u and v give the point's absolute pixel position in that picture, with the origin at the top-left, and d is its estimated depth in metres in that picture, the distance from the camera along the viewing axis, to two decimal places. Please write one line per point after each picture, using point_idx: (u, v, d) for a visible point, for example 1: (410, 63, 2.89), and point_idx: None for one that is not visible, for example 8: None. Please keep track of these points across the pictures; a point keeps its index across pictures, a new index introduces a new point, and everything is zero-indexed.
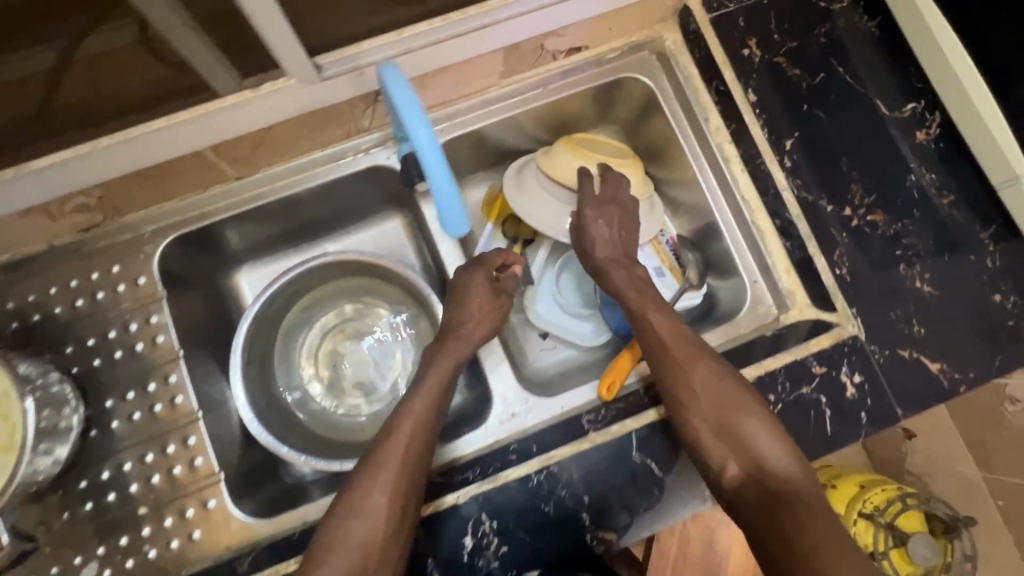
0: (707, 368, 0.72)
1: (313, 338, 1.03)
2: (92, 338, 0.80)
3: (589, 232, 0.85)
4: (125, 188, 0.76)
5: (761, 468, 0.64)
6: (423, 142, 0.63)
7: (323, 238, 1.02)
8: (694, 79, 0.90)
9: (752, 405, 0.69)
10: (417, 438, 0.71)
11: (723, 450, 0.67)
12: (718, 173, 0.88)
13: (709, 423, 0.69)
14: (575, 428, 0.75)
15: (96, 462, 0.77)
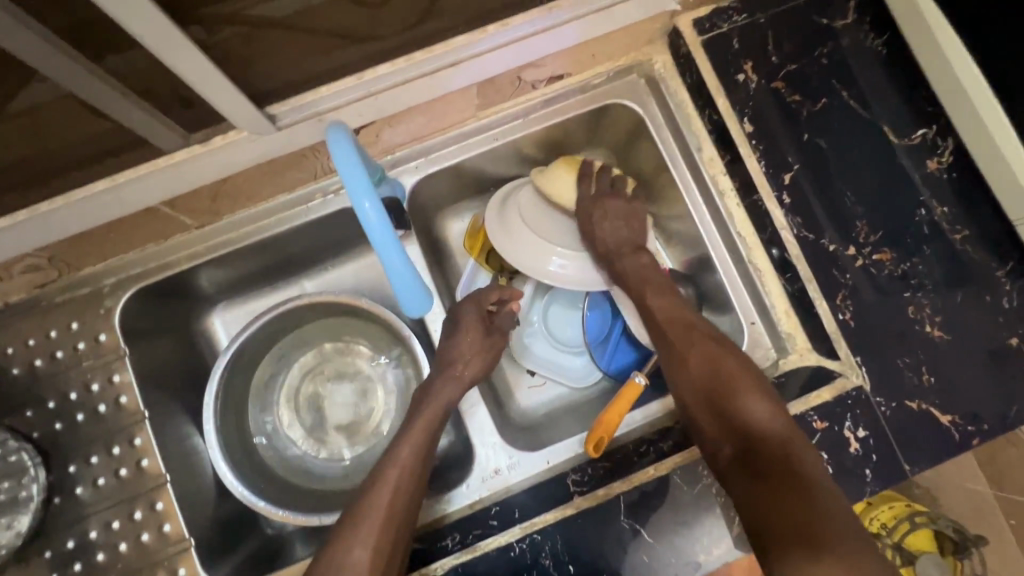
0: (705, 347, 0.74)
1: (294, 380, 0.99)
2: (54, 400, 0.77)
3: (595, 230, 0.83)
4: (87, 245, 0.76)
5: (755, 435, 0.65)
6: (369, 217, 0.57)
7: (300, 276, 0.96)
8: (685, 106, 0.83)
9: (751, 382, 0.69)
10: (405, 486, 0.69)
11: (718, 423, 0.68)
12: (712, 206, 0.82)
13: (705, 399, 0.70)
14: (559, 492, 0.71)
15: (60, 532, 0.74)
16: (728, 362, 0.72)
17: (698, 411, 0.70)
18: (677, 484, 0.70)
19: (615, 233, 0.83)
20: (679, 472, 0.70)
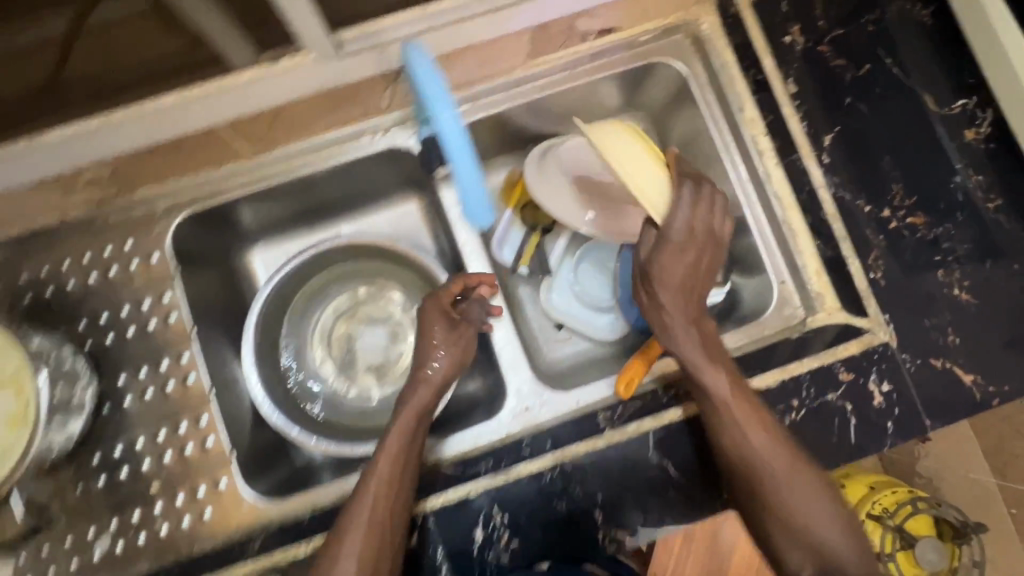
0: (769, 437, 0.67)
1: (327, 320, 1.01)
2: (104, 313, 0.79)
3: (659, 274, 0.71)
4: (153, 162, 0.81)
5: (828, 562, 0.64)
6: (446, 124, 0.71)
7: (337, 219, 1.00)
8: (730, 66, 0.84)
9: (814, 476, 0.66)
10: (383, 504, 0.67)
11: (787, 546, 0.66)
12: (750, 166, 0.84)
13: (775, 509, 0.66)
14: (591, 426, 0.74)
15: (107, 439, 0.76)
16: (788, 452, 0.67)
17: (766, 511, 0.67)
18: (705, 424, 0.73)
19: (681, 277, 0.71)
20: (708, 414, 0.73)
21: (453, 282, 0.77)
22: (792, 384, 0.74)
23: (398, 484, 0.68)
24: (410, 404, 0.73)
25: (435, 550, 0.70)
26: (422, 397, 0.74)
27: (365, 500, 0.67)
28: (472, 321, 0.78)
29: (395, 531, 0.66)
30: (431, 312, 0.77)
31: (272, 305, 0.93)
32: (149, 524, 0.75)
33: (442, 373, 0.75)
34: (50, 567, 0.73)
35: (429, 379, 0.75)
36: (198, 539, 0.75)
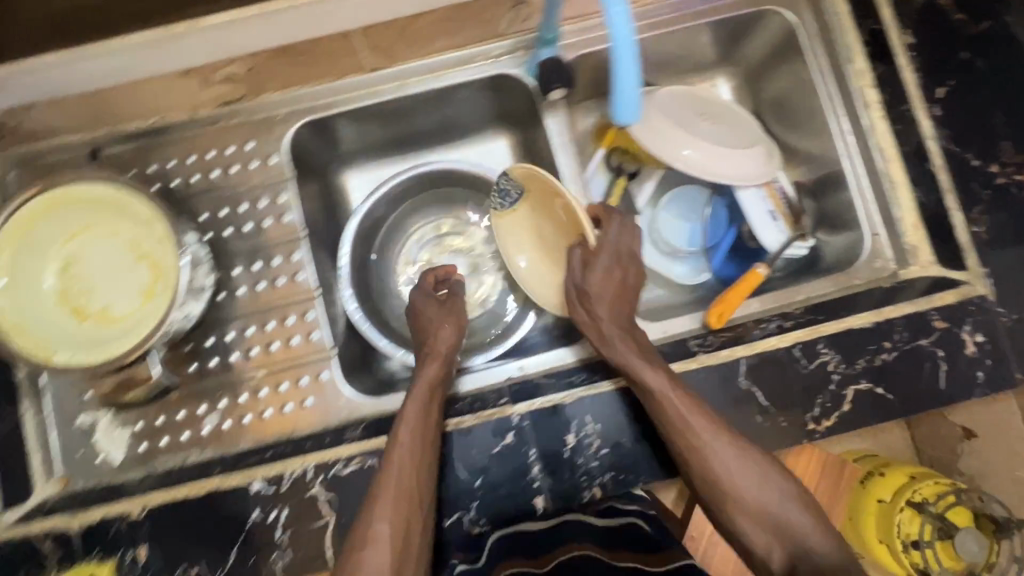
0: (721, 437, 0.66)
1: (412, 246, 1.03)
2: (225, 209, 0.83)
3: (585, 289, 0.75)
4: (277, 69, 0.83)
5: (807, 558, 0.60)
6: (614, 21, 0.50)
7: (429, 148, 1.01)
8: (844, 17, 0.85)
9: (773, 471, 0.65)
10: (409, 469, 0.66)
11: (764, 539, 0.63)
12: (854, 118, 0.85)
13: (742, 504, 0.64)
14: (683, 350, 0.77)
15: (221, 324, 0.81)
16: (738, 448, 0.66)
17: (736, 508, 0.64)
18: (796, 356, 0.74)
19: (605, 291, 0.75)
20: (800, 347, 0.74)
21: (426, 274, 0.84)
22: (886, 327, 0.75)
23: (423, 452, 0.67)
24: (425, 376, 0.73)
25: (529, 450, 0.72)
26: (436, 370, 0.74)
27: (393, 472, 0.66)
28: (460, 299, 0.83)
29: (427, 487, 0.67)
30: (422, 300, 0.82)
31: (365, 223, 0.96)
32: (255, 405, 0.80)
33: (448, 343, 0.77)
34: (164, 435, 0.79)
35: (439, 354, 0.75)
36: (298, 424, 0.79)
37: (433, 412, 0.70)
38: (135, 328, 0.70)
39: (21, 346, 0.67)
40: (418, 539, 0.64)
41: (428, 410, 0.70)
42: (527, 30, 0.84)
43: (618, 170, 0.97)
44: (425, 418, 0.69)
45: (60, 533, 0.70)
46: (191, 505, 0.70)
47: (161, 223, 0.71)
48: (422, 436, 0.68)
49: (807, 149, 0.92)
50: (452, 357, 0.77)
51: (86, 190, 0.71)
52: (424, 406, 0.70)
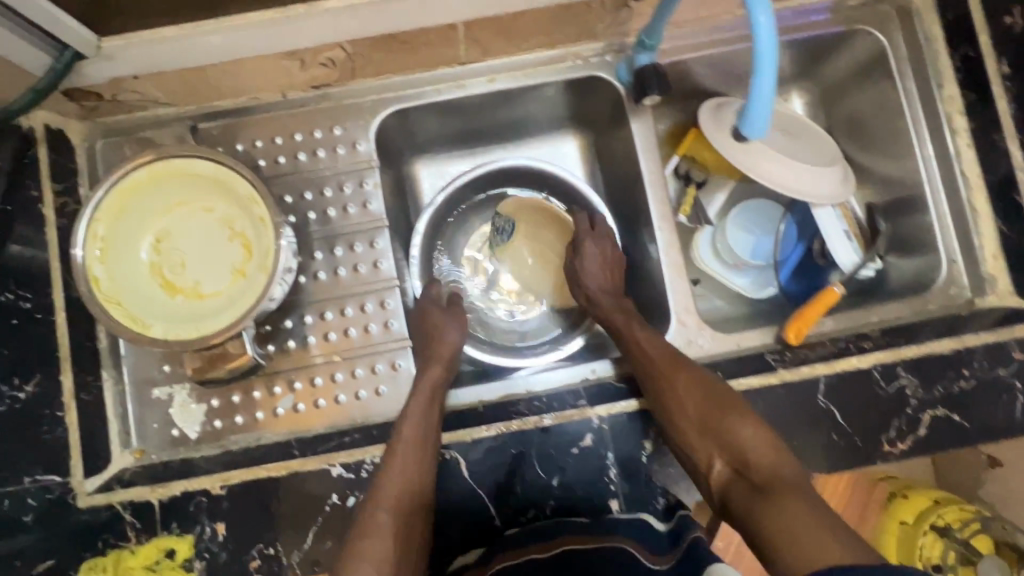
0: (679, 366, 0.72)
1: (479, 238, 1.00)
2: (309, 193, 0.84)
3: (581, 269, 0.88)
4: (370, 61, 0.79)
5: (748, 467, 0.63)
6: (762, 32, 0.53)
7: (497, 145, 1.01)
8: (937, 42, 0.85)
9: (720, 389, 0.70)
10: (411, 457, 0.69)
11: (707, 451, 0.67)
12: (939, 144, 0.85)
13: (692, 421, 0.68)
14: (762, 365, 0.77)
15: (299, 307, 0.82)
16: (691, 372, 0.71)
17: (685, 426, 0.68)
18: (875, 378, 0.75)
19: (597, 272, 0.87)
20: (879, 368, 0.75)
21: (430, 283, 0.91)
22: (965, 355, 0.76)
23: (423, 440, 0.70)
24: (426, 377, 0.76)
25: (607, 453, 0.73)
26: (438, 370, 0.77)
27: (396, 463, 0.68)
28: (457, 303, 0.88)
29: (424, 487, 0.68)
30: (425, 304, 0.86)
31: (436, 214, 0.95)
32: (329, 390, 0.81)
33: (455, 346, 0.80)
34: (238, 413, 0.79)
35: (441, 354, 0.78)
36: (372, 411, 0.80)
37: (434, 407, 0.73)
38: (230, 306, 0.70)
39: (118, 316, 0.66)
40: (419, 530, 0.66)
41: (428, 401, 0.74)
42: (620, 34, 0.84)
43: (688, 178, 0.98)
44: (426, 410, 0.73)
45: (141, 505, 0.70)
46: (270, 486, 0.71)
47: (262, 205, 0.70)
48: (418, 427, 0.71)
49: (883, 171, 0.92)
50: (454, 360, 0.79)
51: (187, 166, 0.70)
52: (428, 398, 0.74)
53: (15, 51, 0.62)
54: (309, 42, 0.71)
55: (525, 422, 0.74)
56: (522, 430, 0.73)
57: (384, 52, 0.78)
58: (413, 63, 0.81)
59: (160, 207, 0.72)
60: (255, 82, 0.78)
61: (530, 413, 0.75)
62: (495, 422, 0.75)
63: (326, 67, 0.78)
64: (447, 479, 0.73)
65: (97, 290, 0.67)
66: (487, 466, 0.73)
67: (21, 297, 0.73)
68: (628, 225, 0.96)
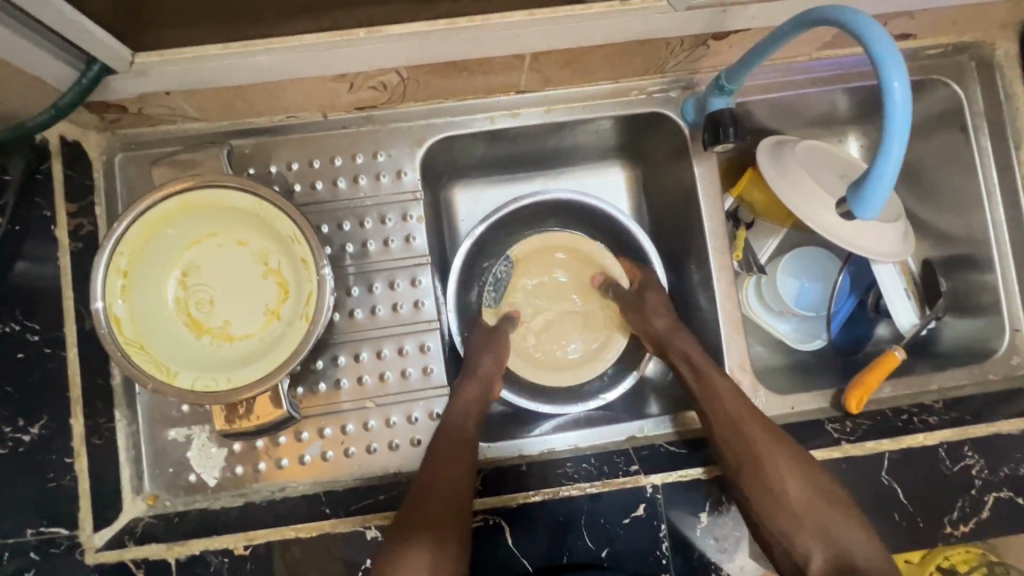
0: (779, 444, 0.68)
1: (503, 276, 0.91)
2: (348, 223, 0.77)
3: (649, 306, 0.83)
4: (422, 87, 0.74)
5: (856, 572, 0.60)
6: (896, 97, 0.50)
7: (543, 174, 0.94)
8: (1016, 100, 0.81)
9: (821, 475, 0.67)
10: (451, 469, 0.67)
11: (807, 545, 0.63)
12: (1011, 208, 0.82)
13: (790, 511, 0.64)
14: (824, 436, 0.73)
15: (332, 346, 0.76)
16: (788, 452, 0.68)
17: (783, 515, 0.64)
18: (941, 456, 0.71)
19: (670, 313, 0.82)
20: (946, 447, 0.71)
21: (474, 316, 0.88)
22: None
23: (461, 453, 0.69)
24: (464, 392, 0.75)
25: (660, 524, 0.69)
26: (477, 388, 0.76)
27: (439, 476, 0.66)
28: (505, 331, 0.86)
29: (466, 499, 0.66)
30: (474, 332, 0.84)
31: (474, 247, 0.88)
32: (361, 438, 0.75)
33: (491, 371, 0.78)
34: (261, 459, 0.74)
35: (481, 373, 0.77)
36: (407, 463, 0.75)
37: (472, 412, 0.73)
38: (266, 354, 0.64)
39: (142, 363, 0.61)
40: (452, 552, 0.62)
41: (467, 407, 0.73)
42: (690, 71, 0.79)
43: (739, 221, 0.92)
44: (462, 416, 0.72)
45: (156, 564, 0.65)
46: (299, 549, 0.65)
47: (305, 245, 0.63)
48: (456, 437, 0.70)
49: (946, 229, 0.88)
50: (494, 380, 0.78)
51: (223, 198, 0.64)
52: (467, 407, 0.73)
53: (39, 66, 0.55)
54: (363, 66, 0.64)
55: (574, 489, 0.69)
56: (570, 496, 0.69)
57: (440, 78, 0.71)
58: (469, 88, 0.75)
59: (189, 238, 0.66)
60: (296, 102, 0.71)
61: (580, 478, 0.70)
62: (542, 487, 0.70)
63: (375, 90, 0.71)
64: (490, 546, 0.68)
65: (119, 334, 0.60)
66: (533, 533, 0.68)
67: (28, 329, 0.65)
68: (677, 269, 0.91)
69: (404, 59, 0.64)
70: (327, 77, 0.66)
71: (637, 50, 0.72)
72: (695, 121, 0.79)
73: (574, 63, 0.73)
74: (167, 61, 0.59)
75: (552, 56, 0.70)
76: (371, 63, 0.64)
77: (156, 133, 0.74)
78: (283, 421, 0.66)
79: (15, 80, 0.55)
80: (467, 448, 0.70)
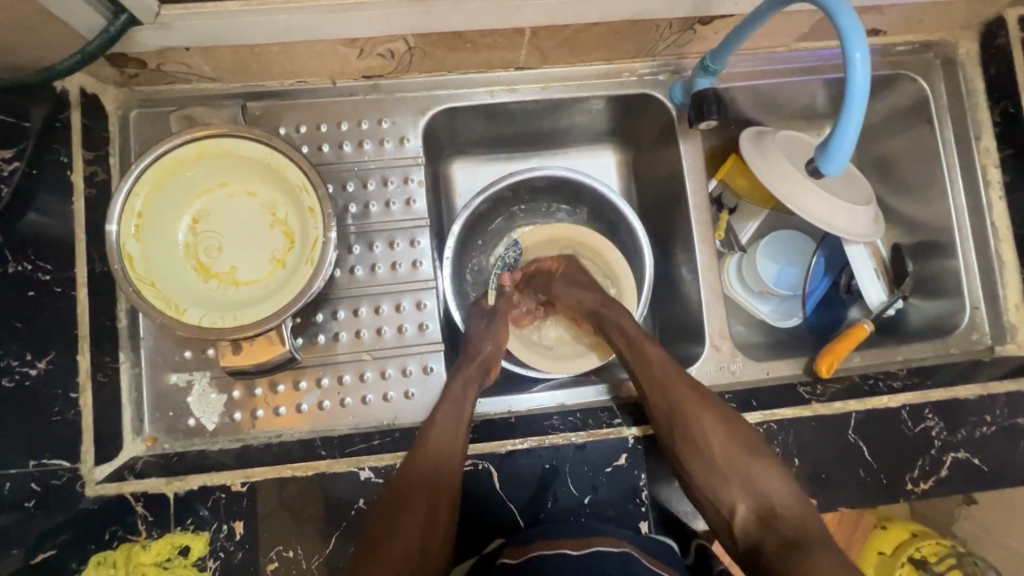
0: (704, 402, 0.72)
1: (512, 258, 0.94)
2: (352, 185, 0.82)
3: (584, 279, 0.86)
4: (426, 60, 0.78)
5: (775, 516, 0.65)
6: (856, 67, 0.58)
7: (538, 154, 0.98)
8: (977, 94, 0.87)
9: (745, 431, 0.71)
10: (445, 447, 0.69)
11: (731, 496, 0.67)
12: (972, 195, 0.88)
13: (716, 465, 0.68)
14: (797, 397, 0.78)
15: (331, 301, 0.80)
16: (714, 410, 0.71)
17: (709, 472, 0.68)
18: (903, 418, 0.76)
19: (588, 296, 0.84)
20: (908, 409, 0.76)
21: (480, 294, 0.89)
22: (988, 401, 0.78)
23: (456, 431, 0.71)
24: (464, 373, 0.77)
25: (640, 474, 0.73)
26: (476, 370, 0.78)
27: (431, 449, 0.68)
28: (504, 313, 0.85)
29: (453, 477, 0.67)
30: (471, 319, 0.85)
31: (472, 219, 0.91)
32: (357, 389, 0.79)
33: (491, 356, 0.80)
34: (260, 407, 0.78)
35: (481, 356, 0.79)
36: (400, 414, 0.79)
37: (470, 392, 0.75)
38: (270, 297, 0.68)
39: (152, 298, 0.64)
40: (444, 522, 0.66)
41: (466, 388, 0.75)
42: (676, 55, 0.84)
43: (721, 205, 0.97)
44: (462, 393, 0.74)
45: (155, 498, 0.67)
46: (295, 486, 0.68)
47: (314, 196, 0.68)
48: (454, 416, 0.72)
49: (912, 215, 0.95)
50: (493, 363, 0.80)
51: (237, 147, 0.68)
52: (463, 388, 0.75)
53: (68, 11, 0.58)
54: (372, 32, 0.69)
55: (559, 438, 0.73)
56: (555, 444, 0.72)
57: (442, 51, 0.76)
58: (470, 62, 0.80)
59: (201, 186, 0.70)
60: (306, 66, 0.75)
61: (565, 429, 0.74)
62: (529, 436, 0.73)
63: (382, 59, 0.76)
64: (479, 489, 0.71)
65: (131, 270, 0.64)
66: (519, 479, 0.71)
67: (39, 268, 0.67)
68: (662, 244, 0.95)
69: (409, 25, 0.68)
70: (336, 41, 0.70)
71: (629, 32, 0.77)
72: (681, 102, 0.84)
73: (570, 41, 0.78)
74: (189, 14, 0.63)
75: (548, 34, 0.76)
76: (378, 29, 0.68)
77: (171, 92, 0.77)
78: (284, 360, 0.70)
79: (46, 23, 0.59)
80: (459, 430, 0.71)
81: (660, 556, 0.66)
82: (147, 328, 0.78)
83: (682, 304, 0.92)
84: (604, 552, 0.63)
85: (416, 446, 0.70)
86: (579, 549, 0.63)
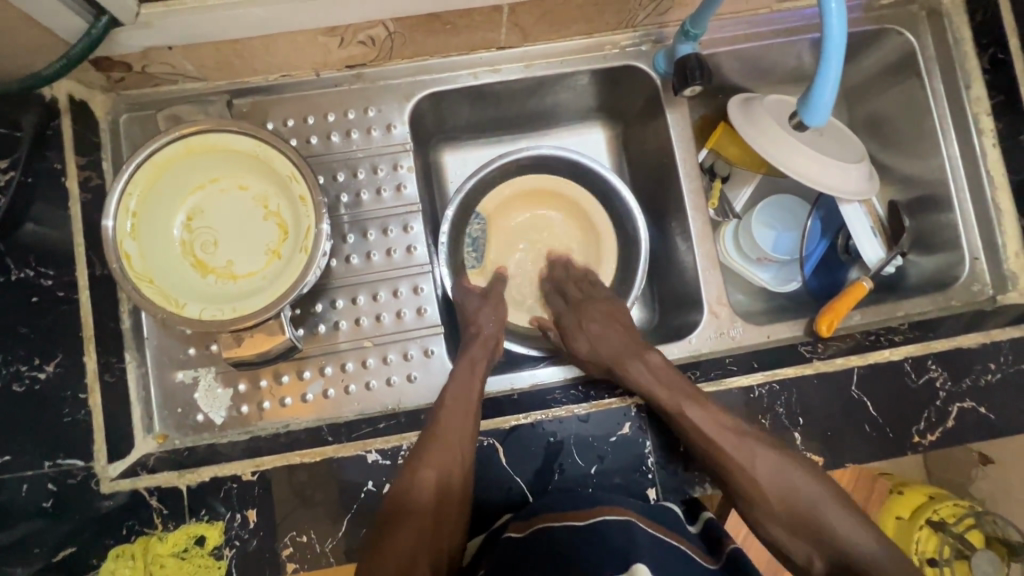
0: (755, 447, 0.70)
1: (479, 234, 0.92)
2: (342, 174, 0.83)
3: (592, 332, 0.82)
4: (405, 47, 0.78)
5: (847, 559, 0.64)
6: (832, 17, 0.58)
7: (525, 136, 0.98)
8: (964, 43, 0.86)
9: (810, 472, 0.68)
10: (459, 422, 0.70)
11: (805, 547, 0.67)
12: (965, 145, 0.87)
13: (780, 515, 0.68)
14: (799, 357, 0.78)
15: (329, 289, 0.82)
16: (766, 456, 0.69)
17: (773, 520, 0.69)
18: (906, 369, 0.76)
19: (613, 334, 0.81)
20: (911, 361, 0.76)
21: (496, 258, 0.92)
22: (992, 348, 0.77)
23: (466, 407, 0.72)
24: (468, 354, 0.78)
25: (645, 441, 0.73)
26: (480, 350, 0.79)
27: (445, 428, 0.69)
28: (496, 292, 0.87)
29: (466, 453, 0.68)
30: (467, 300, 0.84)
31: (464, 203, 0.91)
32: (360, 376, 0.81)
33: (492, 333, 0.81)
34: (265, 398, 0.79)
35: (483, 336, 0.80)
36: (404, 399, 0.80)
37: (478, 370, 0.77)
38: (267, 289, 0.69)
39: (151, 295, 0.66)
40: (459, 495, 0.67)
41: (473, 366, 0.76)
42: (658, 24, 0.84)
43: (712, 173, 0.95)
44: (470, 371, 0.76)
45: (168, 491, 0.68)
46: (304, 472, 0.69)
47: (303, 183, 0.69)
48: (463, 394, 0.73)
49: (905, 170, 0.94)
50: (497, 340, 0.81)
51: (226, 141, 0.70)
52: (469, 369, 0.76)
53: (46, 15, 0.59)
54: (352, 19, 0.69)
55: (563, 410, 0.73)
56: (560, 416, 0.73)
57: (424, 36, 0.77)
58: (452, 45, 0.80)
59: (193, 181, 0.72)
60: (287, 59, 0.76)
61: (568, 400, 0.75)
62: (531, 410, 0.74)
63: (364, 46, 0.76)
64: (488, 464, 0.72)
65: (129, 268, 0.66)
66: (525, 453, 0.72)
67: (41, 274, 0.69)
68: (655, 217, 0.95)
69: (386, 9, 0.68)
70: (315, 32, 0.71)
71: (607, 3, 0.77)
72: (665, 71, 0.84)
73: (550, 16, 0.78)
74: (169, 12, 0.63)
75: (529, 9, 0.75)
76: (355, 16, 0.69)
77: (157, 93, 0.78)
78: (285, 349, 0.72)
79: (27, 29, 0.60)
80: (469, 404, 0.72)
81: (665, 524, 0.66)
82: (150, 327, 0.79)
83: (679, 274, 0.92)
84: (608, 521, 0.63)
85: (429, 431, 0.70)
86: (584, 520, 0.63)
